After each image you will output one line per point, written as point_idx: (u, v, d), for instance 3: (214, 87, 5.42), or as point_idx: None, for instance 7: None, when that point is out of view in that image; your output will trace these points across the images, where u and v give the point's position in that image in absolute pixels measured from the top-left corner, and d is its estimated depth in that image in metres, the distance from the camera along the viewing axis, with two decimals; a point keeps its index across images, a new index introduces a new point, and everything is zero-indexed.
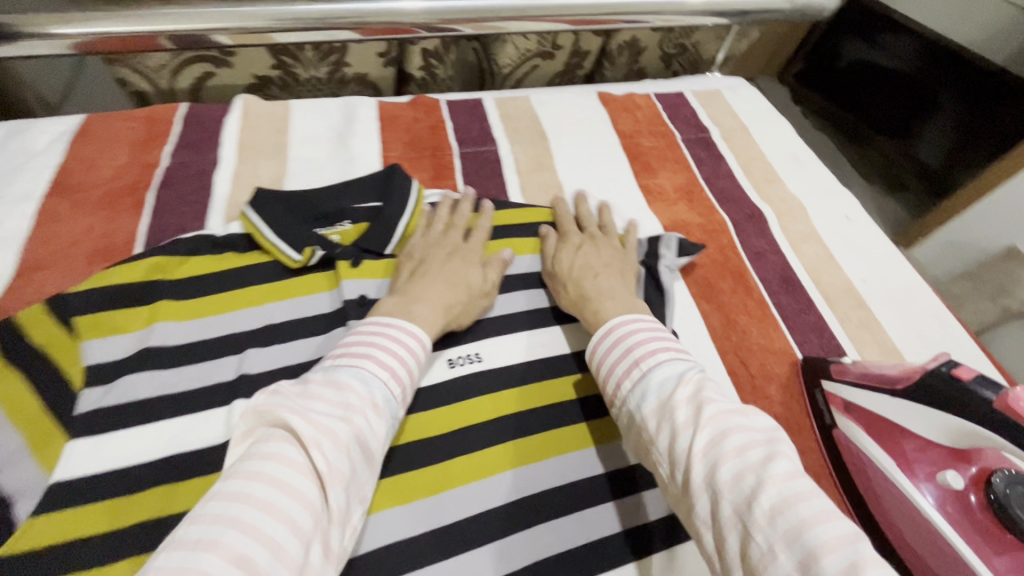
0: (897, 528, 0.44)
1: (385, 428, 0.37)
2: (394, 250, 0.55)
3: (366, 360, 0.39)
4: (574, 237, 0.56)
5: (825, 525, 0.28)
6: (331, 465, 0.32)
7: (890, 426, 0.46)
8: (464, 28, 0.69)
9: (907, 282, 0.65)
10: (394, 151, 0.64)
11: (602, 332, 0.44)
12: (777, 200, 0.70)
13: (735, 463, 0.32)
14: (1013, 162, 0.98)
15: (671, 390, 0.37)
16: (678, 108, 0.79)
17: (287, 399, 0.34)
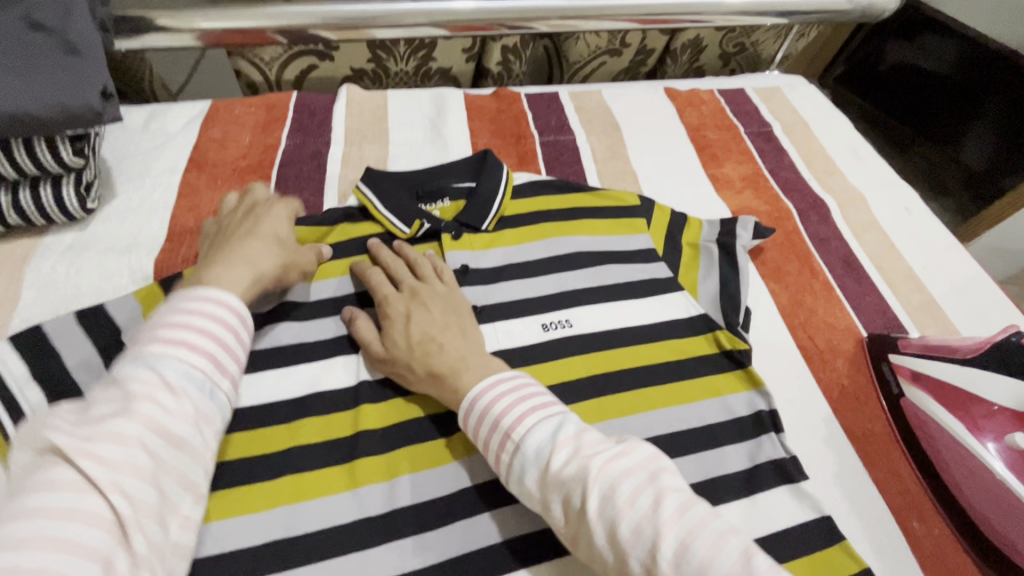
0: (961, 485, 0.48)
1: (193, 403, 0.36)
2: (490, 225, 0.59)
3: (150, 342, 0.37)
4: (399, 305, 0.50)
5: (720, 559, 0.33)
6: (115, 466, 0.31)
7: (960, 394, 0.49)
8: (544, 26, 0.74)
9: (966, 271, 0.68)
10: (481, 139, 0.70)
11: (472, 402, 0.44)
12: (839, 192, 0.74)
13: (629, 518, 0.36)
14: None
15: (549, 456, 0.39)
16: (741, 104, 0.83)
17: (61, 418, 0.33)
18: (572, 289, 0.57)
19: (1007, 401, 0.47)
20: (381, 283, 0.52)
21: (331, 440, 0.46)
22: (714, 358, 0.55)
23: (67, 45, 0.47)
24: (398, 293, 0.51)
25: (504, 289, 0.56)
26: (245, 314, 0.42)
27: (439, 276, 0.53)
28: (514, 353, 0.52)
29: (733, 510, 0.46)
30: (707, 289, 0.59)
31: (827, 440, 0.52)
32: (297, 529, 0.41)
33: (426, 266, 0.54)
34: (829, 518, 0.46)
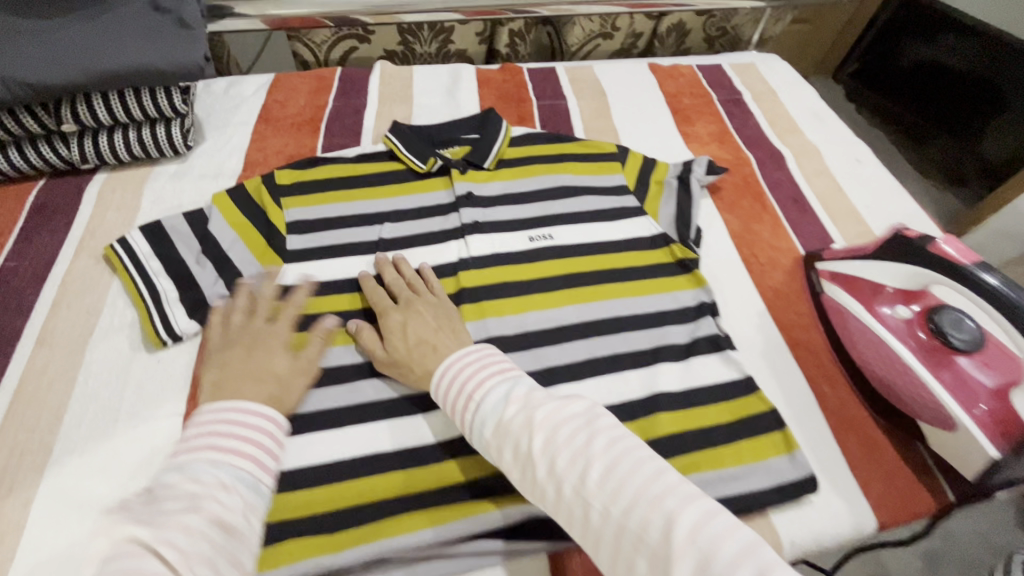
0: (859, 355, 0.59)
1: (243, 499, 0.38)
2: (490, 164, 0.74)
3: (208, 450, 0.40)
4: (392, 315, 0.56)
5: (642, 481, 0.38)
6: (191, 555, 0.32)
7: (862, 283, 0.60)
8: (544, 10, 0.89)
9: (906, 209, 0.78)
10: (488, 102, 0.85)
11: (440, 371, 0.49)
12: (797, 146, 0.85)
13: (567, 454, 0.40)
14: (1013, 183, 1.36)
15: (502, 411, 0.44)
16: (716, 76, 0.95)
17: (129, 515, 0.34)
18: (555, 213, 0.71)
19: (895, 283, 0.58)
20: (382, 296, 0.59)
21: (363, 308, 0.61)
22: (668, 264, 0.67)
23: (181, 20, 0.64)
24: (394, 303, 0.58)
25: (499, 211, 0.70)
26: (279, 420, 0.45)
27: (431, 288, 0.60)
28: (504, 256, 0.66)
29: (672, 369, 0.59)
30: (666, 214, 0.72)
31: (756, 328, 0.64)
32: (337, 363, 0.56)
33: (413, 276, 0.61)
34: (748, 378, 0.58)
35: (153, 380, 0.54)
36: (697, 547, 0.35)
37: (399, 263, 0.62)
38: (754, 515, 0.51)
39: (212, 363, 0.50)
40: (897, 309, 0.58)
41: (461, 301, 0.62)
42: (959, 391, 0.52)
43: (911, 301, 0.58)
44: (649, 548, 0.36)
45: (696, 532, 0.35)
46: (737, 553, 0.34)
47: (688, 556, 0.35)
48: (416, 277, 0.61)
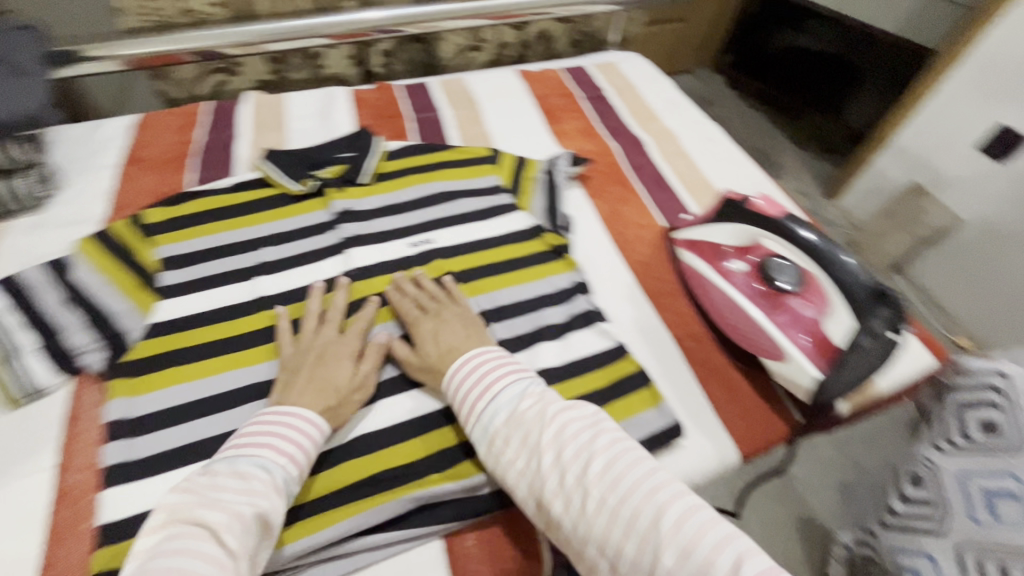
0: (714, 309, 0.65)
1: (285, 503, 0.45)
2: (367, 180, 0.76)
3: (266, 449, 0.46)
4: (426, 325, 0.60)
5: (636, 473, 0.43)
6: (242, 544, 0.40)
7: (706, 245, 0.68)
8: (411, 29, 0.93)
9: (753, 177, 0.87)
10: (364, 120, 0.87)
11: (454, 369, 0.54)
12: (655, 132, 0.93)
13: (572, 444, 0.46)
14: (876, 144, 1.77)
15: (519, 403, 0.50)
16: (581, 76, 1.03)
17: (199, 497, 0.41)
18: (433, 218, 0.74)
19: (731, 242, 0.66)
20: (411, 309, 0.62)
21: (242, 331, 0.60)
22: (543, 252, 0.72)
23: (17, 69, 0.64)
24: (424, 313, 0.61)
25: (377, 223, 0.72)
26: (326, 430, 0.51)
27: (454, 297, 0.63)
28: (386, 264, 0.68)
29: (551, 347, 0.63)
30: (538, 206, 0.77)
31: (625, 299, 0.69)
32: (222, 388, 0.56)
33: (440, 289, 0.64)
34: (618, 346, 0.63)
35: (17, 439, 0.52)
36: (681, 535, 0.40)
37: (426, 279, 0.65)
38: None
39: (281, 374, 0.55)
40: (735, 263, 0.65)
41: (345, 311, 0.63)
42: (791, 326, 0.59)
43: (748, 254, 0.65)
44: (637, 535, 0.41)
45: (682, 522, 0.40)
46: (715, 539, 0.39)
47: (673, 542, 0.39)
48: (441, 290, 0.64)
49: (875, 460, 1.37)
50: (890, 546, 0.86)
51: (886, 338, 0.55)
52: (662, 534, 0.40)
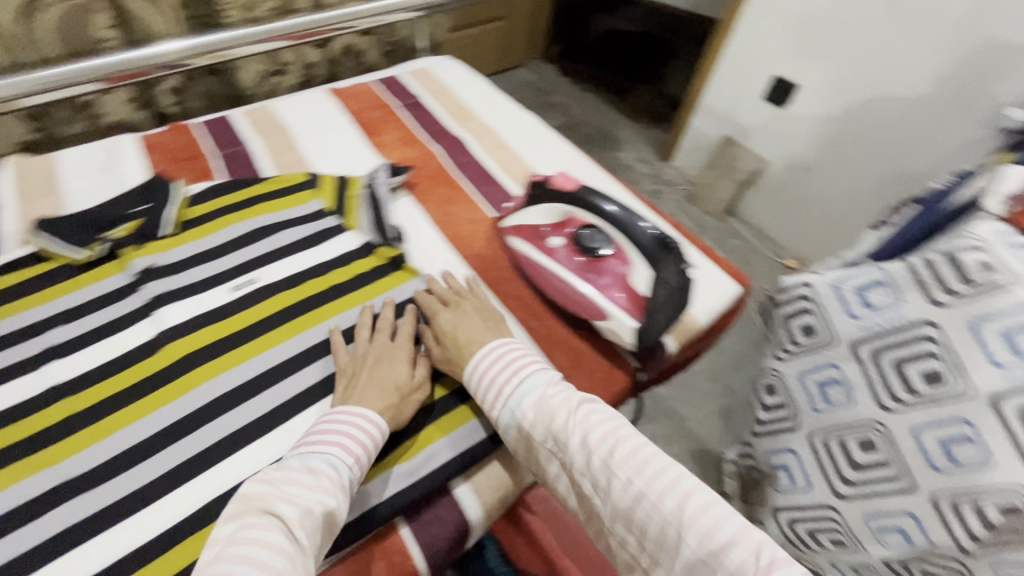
0: (548, 284, 0.68)
1: (349, 502, 0.49)
2: (169, 230, 0.70)
3: (334, 447, 0.50)
4: (446, 318, 0.63)
5: (657, 461, 0.49)
6: (309, 542, 0.43)
7: (528, 227, 0.72)
8: (197, 61, 0.87)
9: (569, 156, 0.94)
10: (158, 167, 0.80)
11: (476, 360, 0.58)
12: (474, 129, 0.96)
13: (597, 431, 0.51)
14: (689, 106, 1.99)
15: (545, 392, 0.54)
16: (395, 86, 1.03)
17: (275, 491, 0.45)
18: (256, 256, 0.70)
19: (547, 221, 0.72)
20: (435, 303, 0.65)
21: (36, 430, 0.53)
22: (379, 268, 0.72)
23: None
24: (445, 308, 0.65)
25: (189, 274, 0.67)
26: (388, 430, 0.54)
27: (472, 290, 0.67)
28: (207, 315, 0.64)
29: None
30: (365, 222, 0.77)
31: None
32: (19, 500, 0.49)
33: (461, 286, 0.68)
34: None
35: None
36: (699, 527, 0.45)
37: (449, 279, 0.69)
38: (490, 458, 0.60)
39: (347, 372, 0.58)
40: (554, 240, 0.70)
41: (165, 377, 0.58)
42: (611, 286, 0.65)
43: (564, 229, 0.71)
44: (660, 523, 0.47)
45: (699, 516, 0.46)
46: (729, 532, 0.45)
47: (692, 530, 0.45)
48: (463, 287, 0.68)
49: (742, 382, 1.55)
50: (767, 453, 1.20)
51: (683, 277, 0.61)
52: (682, 522, 0.46)
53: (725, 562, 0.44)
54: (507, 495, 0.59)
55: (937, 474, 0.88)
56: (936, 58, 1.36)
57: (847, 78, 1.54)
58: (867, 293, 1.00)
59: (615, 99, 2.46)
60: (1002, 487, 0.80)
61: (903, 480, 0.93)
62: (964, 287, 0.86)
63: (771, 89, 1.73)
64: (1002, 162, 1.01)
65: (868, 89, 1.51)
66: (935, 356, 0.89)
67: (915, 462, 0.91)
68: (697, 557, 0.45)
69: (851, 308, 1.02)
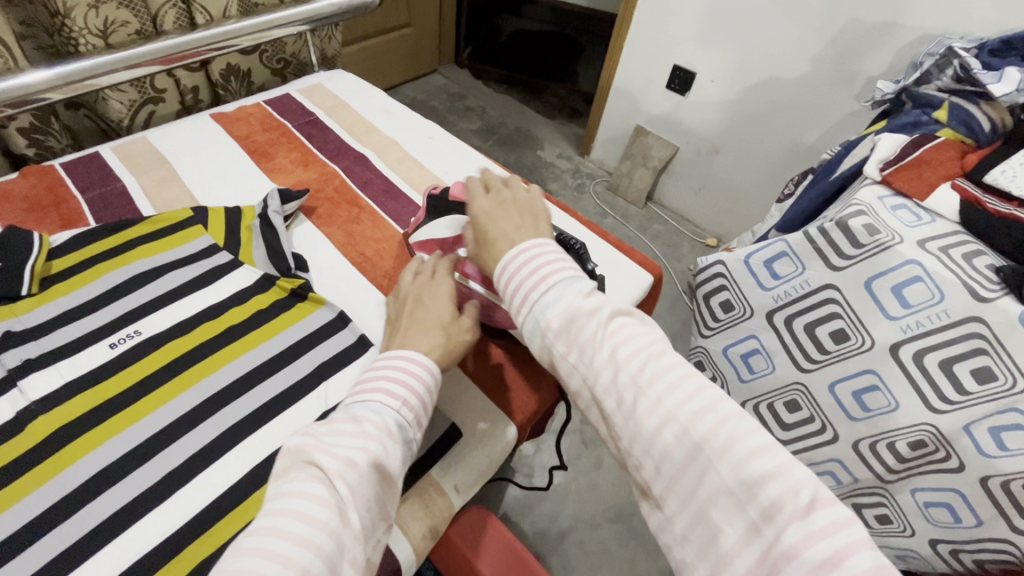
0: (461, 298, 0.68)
1: (400, 450, 0.45)
2: (30, 288, 0.62)
3: (377, 395, 0.48)
4: (481, 208, 0.56)
5: (697, 383, 0.40)
6: (354, 491, 0.39)
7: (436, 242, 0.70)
8: (52, 95, 0.78)
9: (476, 163, 0.93)
10: (12, 219, 0.71)
11: (506, 260, 0.50)
12: (376, 143, 0.93)
13: (629, 344, 0.42)
14: (599, 99, 2.04)
15: (571, 302, 0.45)
16: (287, 105, 0.98)
17: (318, 438, 0.41)
18: (139, 305, 0.64)
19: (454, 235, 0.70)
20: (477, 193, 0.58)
21: None
22: (280, 302, 0.67)
23: None
24: (487, 197, 0.58)
25: (58, 335, 0.60)
26: (435, 377, 0.53)
27: (523, 189, 0.59)
28: (83, 378, 0.57)
29: (312, 400, 0.59)
30: (261, 256, 0.72)
31: (380, 317, 0.69)
32: None
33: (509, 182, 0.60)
34: None
35: None
36: (731, 455, 0.36)
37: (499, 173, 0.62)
38: (418, 484, 0.57)
39: (393, 322, 0.59)
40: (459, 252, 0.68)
41: (32, 458, 0.51)
42: None
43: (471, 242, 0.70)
44: (687, 447, 0.38)
45: (734, 445, 0.37)
46: (769, 468, 0.35)
47: (724, 459, 0.37)
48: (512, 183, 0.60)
49: None
50: None
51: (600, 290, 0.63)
52: (713, 450, 0.37)
53: (761, 497, 0.35)
54: (438, 526, 0.55)
55: (853, 424, 0.95)
56: (810, 39, 1.46)
57: (738, 64, 1.63)
58: (775, 264, 1.05)
59: (529, 99, 2.49)
60: (909, 428, 0.86)
61: (827, 432, 1.00)
62: (855, 251, 0.92)
63: (671, 78, 1.80)
64: (876, 131, 1.10)
65: (757, 72, 1.60)
66: (840, 316, 0.95)
67: (835, 416, 0.97)
68: (727, 490, 0.36)
69: (763, 280, 1.07)
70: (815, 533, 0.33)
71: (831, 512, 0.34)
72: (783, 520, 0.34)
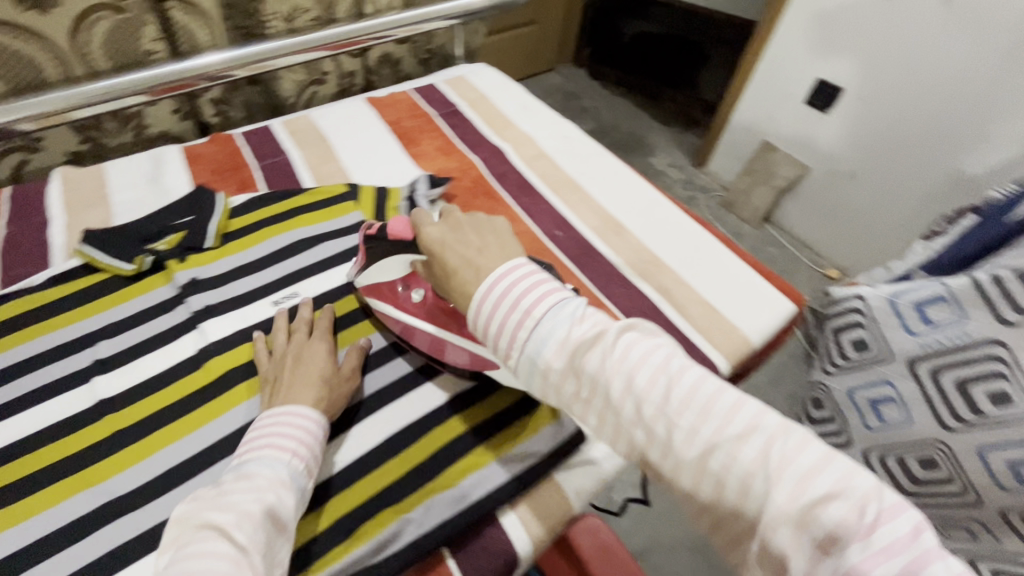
0: (433, 344, 0.60)
1: (298, 497, 0.46)
2: (213, 242, 0.70)
3: (269, 449, 0.47)
4: (431, 235, 0.52)
5: (723, 403, 0.39)
6: (251, 541, 0.40)
7: (385, 289, 0.63)
8: (240, 72, 0.86)
9: (611, 167, 0.91)
10: (201, 178, 0.80)
11: (478, 296, 0.47)
12: (513, 138, 0.94)
13: (644, 373, 0.41)
14: (725, 110, 1.94)
15: (572, 330, 0.44)
16: (433, 95, 1.02)
17: (208, 504, 0.42)
18: (299, 269, 0.70)
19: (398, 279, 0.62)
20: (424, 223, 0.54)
21: (81, 444, 0.53)
22: None
23: None
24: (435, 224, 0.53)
25: (231, 287, 0.67)
26: (326, 423, 0.52)
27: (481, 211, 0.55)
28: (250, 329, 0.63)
29: (443, 382, 0.61)
30: None
31: None
32: (68, 518, 0.49)
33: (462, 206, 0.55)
34: None
35: None
36: (786, 477, 0.36)
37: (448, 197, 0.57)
38: (538, 485, 0.57)
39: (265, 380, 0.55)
40: (414, 294, 0.62)
41: (204, 396, 0.57)
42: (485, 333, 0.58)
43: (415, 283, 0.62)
44: (737, 474, 0.38)
45: (784, 465, 0.36)
46: (825, 484, 0.35)
47: (777, 482, 0.36)
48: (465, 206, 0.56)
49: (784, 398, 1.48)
50: None
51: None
52: (764, 475, 0.37)
53: (822, 521, 0.35)
54: (557, 527, 0.55)
55: (1004, 496, 0.82)
56: (991, 59, 1.28)
57: (893, 83, 1.47)
58: (928, 309, 0.94)
59: (645, 104, 2.42)
60: None
61: (967, 497, 0.88)
62: None
63: (813, 93, 1.66)
64: None
65: (919, 93, 1.43)
66: (1004, 376, 0.82)
67: (983, 483, 0.84)
68: (787, 519, 0.35)
69: (911, 325, 0.96)
70: (878, 554, 0.33)
71: (893, 527, 0.34)
72: (847, 542, 0.34)
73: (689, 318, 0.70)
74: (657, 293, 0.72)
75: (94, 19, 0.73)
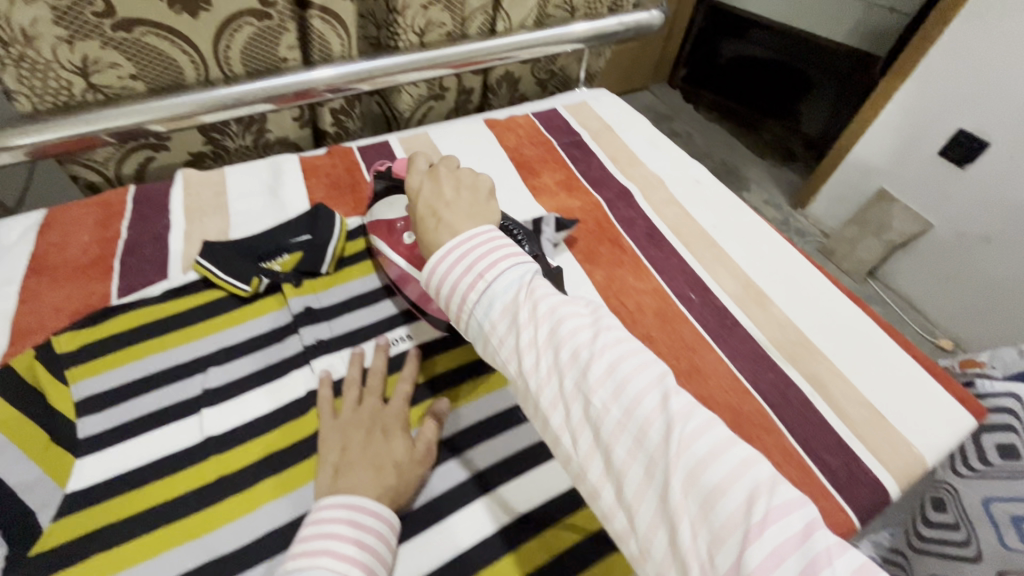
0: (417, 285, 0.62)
1: None
2: (328, 268, 0.67)
3: (325, 557, 0.41)
4: (415, 183, 0.56)
5: (639, 381, 0.38)
6: None
7: (385, 227, 0.67)
8: (366, 85, 0.83)
9: (749, 222, 0.81)
10: (317, 194, 0.77)
11: (439, 249, 0.48)
12: (639, 179, 0.86)
13: (570, 345, 0.40)
14: (837, 151, 1.76)
15: (511, 297, 0.43)
16: (554, 121, 0.95)
17: None
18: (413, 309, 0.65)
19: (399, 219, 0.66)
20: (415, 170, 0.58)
21: (186, 488, 0.49)
22: None
23: None
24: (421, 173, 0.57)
25: (344, 321, 0.63)
26: (388, 521, 0.47)
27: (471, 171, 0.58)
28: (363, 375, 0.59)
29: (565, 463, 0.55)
30: None
31: None
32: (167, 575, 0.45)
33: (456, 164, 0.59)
34: None
35: None
36: (686, 462, 0.34)
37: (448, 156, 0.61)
38: None
39: (333, 446, 0.51)
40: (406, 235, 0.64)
41: (314, 444, 0.53)
42: None
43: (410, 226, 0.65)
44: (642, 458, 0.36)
45: (685, 448, 0.35)
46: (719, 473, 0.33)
47: (676, 465, 0.34)
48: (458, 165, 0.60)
49: None
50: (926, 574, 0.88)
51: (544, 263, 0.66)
52: (665, 457, 0.35)
53: (715, 510, 0.32)
54: None
55: None
56: None
57: None
58: None
59: (739, 133, 2.27)
60: None
61: None
62: None
63: (949, 144, 1.47)
64: None
65: None
66: None
67: None
68: (684, 508, 0.33)
69: None
70: (772, 553, 0.30)
71: (782, 525, 0.31)
72: (740, 535, 0.31)
73: (849, 422, 0.60)
74: (809, 384, 0.63)
75: (238, 25, 0.71)
